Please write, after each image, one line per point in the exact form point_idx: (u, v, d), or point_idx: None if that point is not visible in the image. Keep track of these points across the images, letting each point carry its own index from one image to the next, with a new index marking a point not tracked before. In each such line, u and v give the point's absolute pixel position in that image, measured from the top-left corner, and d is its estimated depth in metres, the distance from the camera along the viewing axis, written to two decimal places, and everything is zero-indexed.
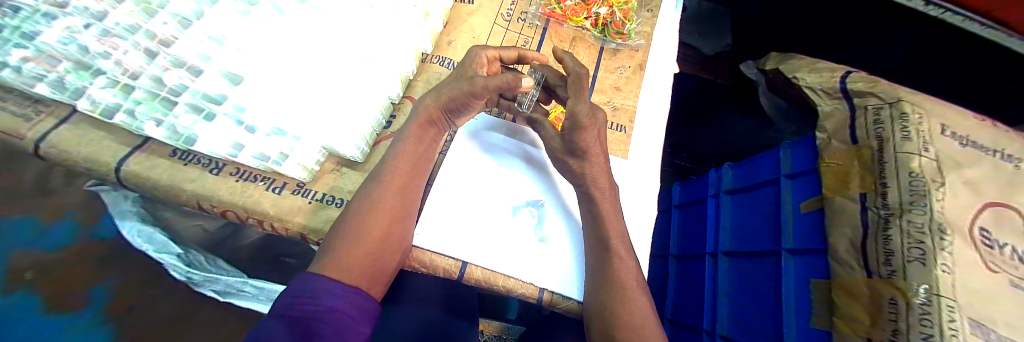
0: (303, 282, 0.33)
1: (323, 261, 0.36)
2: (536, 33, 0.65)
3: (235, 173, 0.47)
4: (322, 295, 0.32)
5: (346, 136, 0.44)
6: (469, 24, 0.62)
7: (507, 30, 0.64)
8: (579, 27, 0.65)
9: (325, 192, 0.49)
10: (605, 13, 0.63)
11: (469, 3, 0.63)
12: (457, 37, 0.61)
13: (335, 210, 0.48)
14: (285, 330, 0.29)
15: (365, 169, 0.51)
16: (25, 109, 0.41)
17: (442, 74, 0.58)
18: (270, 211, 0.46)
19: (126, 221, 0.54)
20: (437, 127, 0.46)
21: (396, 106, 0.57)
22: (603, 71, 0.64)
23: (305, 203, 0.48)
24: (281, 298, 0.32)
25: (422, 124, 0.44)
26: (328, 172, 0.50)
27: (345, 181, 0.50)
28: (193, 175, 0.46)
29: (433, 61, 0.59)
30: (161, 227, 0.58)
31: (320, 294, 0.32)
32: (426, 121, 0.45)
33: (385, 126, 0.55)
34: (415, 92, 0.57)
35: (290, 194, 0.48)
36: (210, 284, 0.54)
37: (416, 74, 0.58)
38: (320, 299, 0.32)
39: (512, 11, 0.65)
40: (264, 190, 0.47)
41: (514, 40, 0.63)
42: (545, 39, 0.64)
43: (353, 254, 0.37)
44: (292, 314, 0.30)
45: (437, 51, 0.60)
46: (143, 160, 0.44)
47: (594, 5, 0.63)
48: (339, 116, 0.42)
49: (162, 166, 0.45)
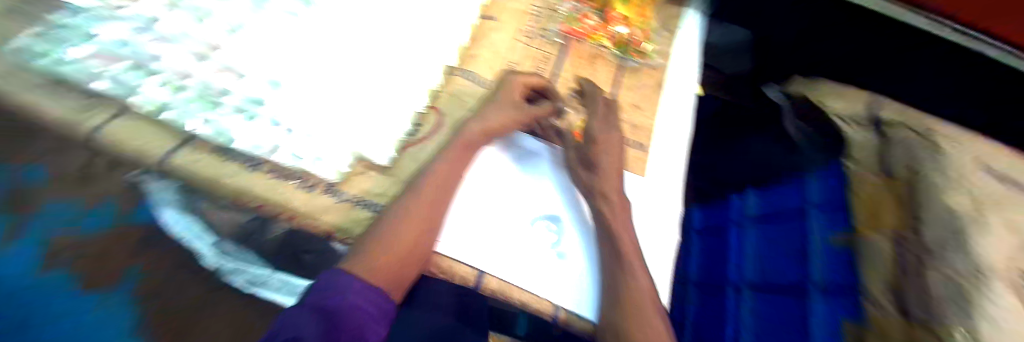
0: (326, 281, 0.34)
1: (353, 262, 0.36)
2: (556, 50, 0.64)
3: (247, 160, 0.38)
4: (346, 294, 0.33)
5: (377, 145, 0.45)
6: (491, 39, 0.60)
7: (529, 45, 0.63)
8: (598, 45, 0.66)
9: (356, 194, 0.42)
10: (625, 33, 0.66)
11: (492, 19, 0.64)
12: (480, 51, 0.59)
13: (367, 214, 0.42)
14: (309, 318, 0.30)
15: (395, 174, 0.45)
16: None
17: (467, 88, 0.54)
18: (296, 209, 0.39)
19: (167, 208, 0.56)
20: (472, 145, 0.47)
21: (420, 115, 0.50)
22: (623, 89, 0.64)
23: (333, 204, 0.41)
24: (308, 294, 0.33)
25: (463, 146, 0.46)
26: (360, 174, 0.43)
27: (380, 183, 0.44)
28: (195, 158, 0.36)
29: (457, 74, 0.55)
30: (198, 215, 0.58)
31: (346, 293, 0.33)
32: (462, 140, 0.46)
33: (410, 133, 0.49)
34: (441, 102, 0.52)
35: (318, 194, 0.40)
36: (239, 272, 0.59)
37: (442, 86, 0.54)
38: (341, 299, 0.32)
39: (535, 28, 0.66)
40: (294, 187, 0.39)
41: (535, 56, 0.63)
42: (566, 58, 0.64)
43: (375, 262, 0.37)
44: (316, 307, 0.31)
45: (461, 64, 0.57)
46: (122, 124, 0.35)
47: (613, 24, 0.67)
48: (366, 127, 0.45)
49: (148, 135, 0.36)
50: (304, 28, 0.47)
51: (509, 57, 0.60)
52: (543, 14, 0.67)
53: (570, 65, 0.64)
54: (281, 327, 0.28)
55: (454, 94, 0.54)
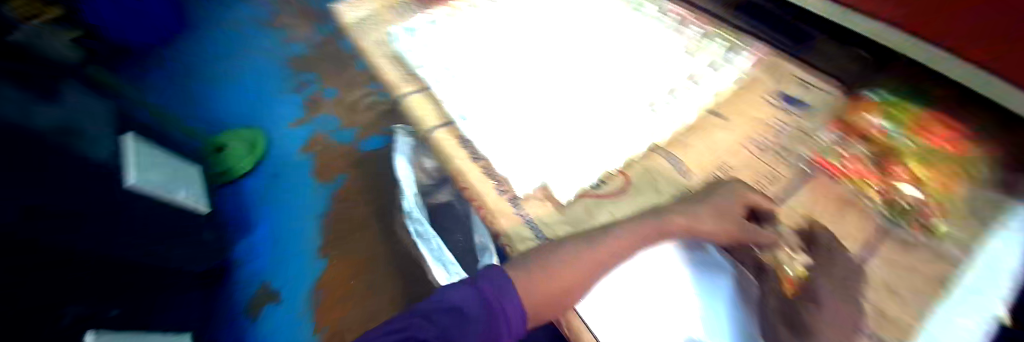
0: (498, 277, 0.38)
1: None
2: (792, 172, 0.44)
3: (474, 153, 0.49)
4: (508, 301, 0.36)
5: (569, 183, 0.44)
6: (708, 129, 0.49)
7: (757, 154, 0.46)
8: (864, 182, 0.40)
9: (535, 218, 0.43)
10: (936, 168, 0.37)
11: (721, 114, 0.50)
12: (695, 139, 0.48)
13: (532, 241, 0.42)
14: (475, 304, 0.35)
15: (577, 222, 0.43)
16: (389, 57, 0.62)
17: (663, 172, 0.45)
18: (488, 201, 0.45)
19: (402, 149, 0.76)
20: (665, 236, 0.38)
21: (611, 175, 0.45)
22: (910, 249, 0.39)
23: (511, 213, 0.44)
24: (483, 280, 0.38)
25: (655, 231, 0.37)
26: (540, 199, 0.45)
27: (551, 218, 0.43)
28: (449, 139, 0.51)
29: (658, 153, 0.47)
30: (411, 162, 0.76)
31: (508, 299, 0.36)
32: (658, 228, 0.38)
33: (596, 187, 0.45)
34: (633, 172, 0.46)
35: (504, 200, 0.45)
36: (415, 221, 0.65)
37: (641, 157, 0.47)
38: (505, 300, 0.36)
39: (773, 139, 0.47)
40: (491, 187, 0.46)
41: (762, 168, 0.45)
42: (807, 183, 0.42)
43: (533, 291, 0.36)
44: (484, 296, 0.36)
45: (670, 142, 0.48)
46: (419, 99, 0.55)
47: (923, 145, 0.38)
48: (564, 161, 0.46)
49: (430, 113, 0.53)
50: (552, 64, 0.56)
51: (722, 158, 0.46)
52: (787, 125, 0.48)
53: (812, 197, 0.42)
54: (457, 301, 0.36)
55: (648, 172, 0.45)
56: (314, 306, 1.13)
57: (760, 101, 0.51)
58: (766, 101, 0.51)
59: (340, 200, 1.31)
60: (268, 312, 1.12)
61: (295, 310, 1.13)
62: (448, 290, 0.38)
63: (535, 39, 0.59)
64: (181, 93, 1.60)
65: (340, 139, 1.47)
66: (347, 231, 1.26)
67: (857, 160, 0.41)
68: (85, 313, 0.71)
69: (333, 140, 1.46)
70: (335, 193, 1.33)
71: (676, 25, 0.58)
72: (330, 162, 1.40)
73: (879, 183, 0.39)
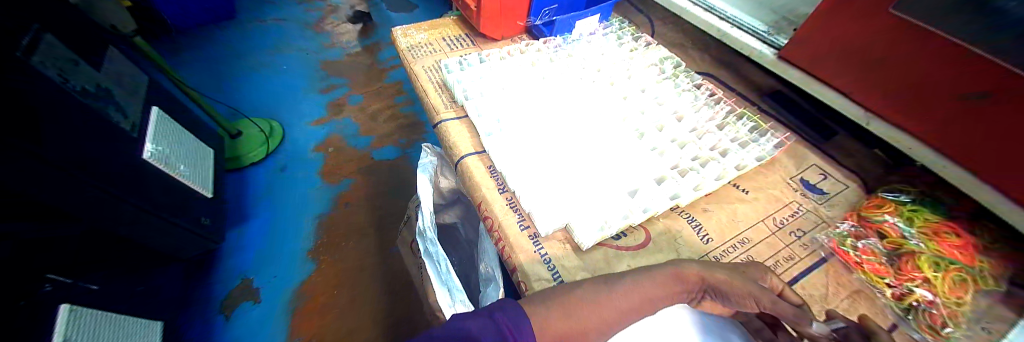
0: (514, 311, 0.31)
1: (531, 307, 0.33)
2: (806, 255, 0.47)
3: (502, 186, 0.53)
4: (522, 336, 0.29)
5: (591, 229, 0.45)
6: (729, 201, 0.52)
7: (772, 231, 0.49)
8: (903, 282, 0.41)
9: (552, 257, 0.45)
10: (955, 267, 0.41)
11: (741, 190, 0.54)
12: (716, 208, 0.51)
13: (548, 281, 0.43)
14: (493, 336, 0.28)
15: (593, 268, 0.44)
16: (436, 82, 0.68)
17: (682, 233, 0.48)
18: (509, 235, 0.47)
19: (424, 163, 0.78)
20: (685, 289, 0.37)
21: (630, 228, 0.49)
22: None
23: (531, 251, 0.46)
24: (497, 311, 0.31)
25: (675, 280, 0.37)
26: (559, 240, 0.47)
27: (569, 259, 0.45)
28: (479, 166, 0.55)
29: (678, 216, 0.51)
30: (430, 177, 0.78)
31: (522, 335, 0.29)
32: (677, 276, 0.37)
33: (615, 237, 0.48)
34: (653, 229, 0.49)
35: (527, 235, 0.47)
36: (428, 243, 0.65)
37: (662, 216, 0.50)
38: (521, 335, 0.29)
39: (789, 221, 0.51)
40: (514, 220, 0.49)
41: (776, 246, 0.48)
42: (818, 269, 0.46)
43: (551, 327, 0.31)
44: (500, 327, 0.29)
45: (688, 206, 0.52)
46: (457, 126, 0.60)
47: (936, 250, 0.42)
48: (589, 204, 0.47)
49: (466, 140, 0.58)
50: (586, 114, 0.60)
51: (742, 231, 0.49)
52: (808, 212, 0.52)
53: (823, 281, 0.44)
54: (468, 332, 0.27)
55: (671, 232, 0.49)
56: (292, 312, 1.08)
57: (784, 186, 0.55)
58: (791, 187, 0.54)
59: (342, 205, 1.31)
60: (243, 311, 1.06)
61: (271, 313, 1.07)
62: (454, 320, 0.29)
63: (575, 91, 0.63)
64: (212, 74, 1.66)
65: (355, 145, 1.49)
66: (342, 237, 1.24)
67: (877, 257, 0.44)
68: (67, 282, 0.68)
69: (347, 144, 1.49)
70: (338, 197, 1.33)
71: (706, 99, 0.63)
72: (339, 165, 1.42)
73: (891, 280, 0.42)
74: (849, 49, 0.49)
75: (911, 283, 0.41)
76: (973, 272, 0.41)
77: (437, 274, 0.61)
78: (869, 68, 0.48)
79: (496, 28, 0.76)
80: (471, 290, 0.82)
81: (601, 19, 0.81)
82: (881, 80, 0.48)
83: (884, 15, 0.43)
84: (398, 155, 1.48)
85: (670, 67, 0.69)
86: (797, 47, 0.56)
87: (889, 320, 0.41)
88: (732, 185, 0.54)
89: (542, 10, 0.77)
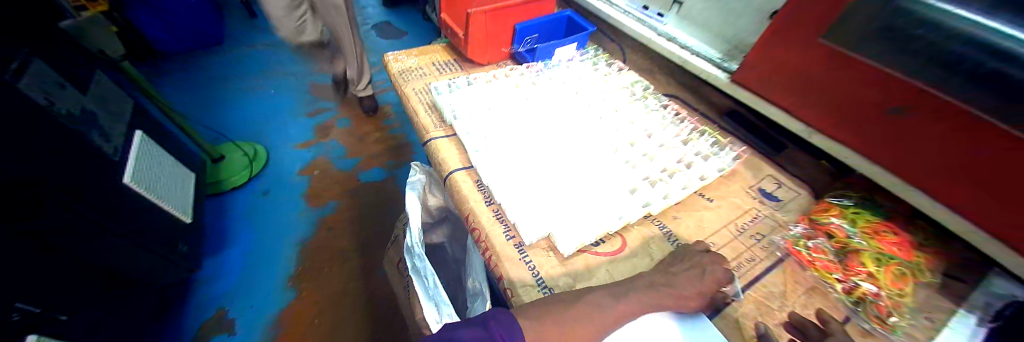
0: (508, 322, 0.35)
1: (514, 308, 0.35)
2: (766, 257, 0.51)
3: (488, 198, 0.56)
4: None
5: (571, 236, 0.48)
6: (697, 210, 0.57)
7: (737, 237, 0.54)
8: (851, 277, 0.46)
9: (536, 263, 0.48)
10: (894, 261, 0.46)
11: (706, 198, 0.59)
12: (685, 216, 0.56)
13: (532, 287, 0.45)
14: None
15: (574, 274, 0.47)
16: (424, 103, 0.72)
17: (656, 240, 0.52)
18: (495, 244, 0.50)
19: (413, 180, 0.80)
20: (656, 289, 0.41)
21: (608, 235, 0.52)
22: (856, 336, 0.44)
23: (516, 258, 0.48)
24: (492, 322, 0.34)
25: None
26: (542, 248, 0.50)
27: (552, 265, 0.48)
28: (467, 180, 0.58)
29: (652, 224, 0.55)
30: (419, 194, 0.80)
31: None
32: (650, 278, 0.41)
33: (593, 244, 0.51)
34: (629, 235, 0.53)
35: (512, 244, 0.50)
36: (417, 259, 0.66)
37: (636, 223, 0.54)
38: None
39: (751, 226, 0.56)
40: (500, 230, 0.52)
41: (740, 249, 0.52)
42: (777, 269, 0.50)
43: None
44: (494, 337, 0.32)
45: (660, 215, 0.56)
46: (446, 143, 0.64)
47: (880, 246, 0.47)
48: (570, 214, 0.51)
49: (454, 157, 0.62)
50: (566, 131, 0.65)
51: (709, 237, 0.53)
52: (766, 217, 0.57)
53: (782, 281, 0.49)
54: (461, 340, 0.31)
55: (644, 238, 0.52)
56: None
57: (744, 194, 0.60)
58: (750, 195, 0.60)
59: (327, 227, 1.30)
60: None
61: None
62: (448, 330, 0.32)
63: (557, 110, 0.69)
64: (197, 98, 1.65)
65: (342, 167, 1.50)
66: (327, 260, 1.22)
67: (826, 255, 0.49)
68: (33, 312, 0.65)
69: (333, 166, 1.49)
70: (323, 219, 1.32)
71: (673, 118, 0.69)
72: (326, 188, 1.42)
73: (840, 275, 0.47)
74: (790, 74, 0.57)
75: (857, 277, 0.46)
76: (909, 265, 0.47)
77: (426, 288, 0.62)
78: (803, 88, 0.56)
79: (482, 54, 0.83)
80: (458, 307, 0.82)
81: (579, 47, 0.88)
82: (814, 100, 0.56)
83: (819, 46, 0.51)
84: (385, 176, 1.49)
85: (640, 90, 0.76)
86: (748, 71, 0.64)
87: (842, 312, 0.46)
88: (699, 195, 0.60)
89: (525, 39, 0.84)
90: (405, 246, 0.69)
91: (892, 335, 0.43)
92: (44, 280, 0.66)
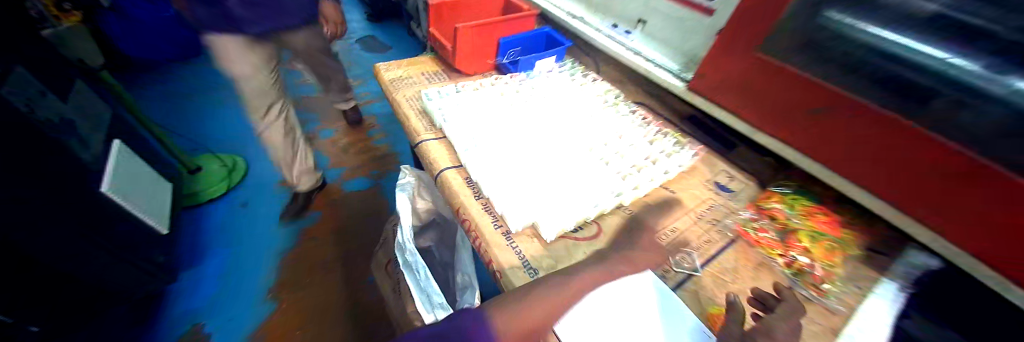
0: (474, 315, 0.40)
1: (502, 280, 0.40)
2: (721, 239, 0.59)
3: (478, 193, 0.61)
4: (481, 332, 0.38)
5: (553, 223, 0.54)
6: (662, 201, 0.64)
7: (697, 223, 0.61)
8: (789, 252, 0.54)
9: (522, 249, 0.53)
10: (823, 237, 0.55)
11: (669, 190, 0.67)
12: (652, 206, 0.63)
13: (518, 268, 0.50)
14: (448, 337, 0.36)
15: (555, 257, 0.52)
16: (414, 109, 0.77)
17: (627, 226, 0.59)
18: (484, 232, 0.55)
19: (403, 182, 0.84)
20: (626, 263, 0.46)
21: (585, 223, 0.59)
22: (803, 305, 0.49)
23: (503, 244, 0.54)
24: (456, 317, 0.39)
25: None
26: (527, 235, 0.55)
27: (536, 250, 0.53)
28: (457, 177, 0.63)
29: (623, 213, 0.61)
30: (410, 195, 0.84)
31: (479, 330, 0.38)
32: None
33: (573, 231, 0.57)
34: (604, 223, 0.59)
35: (500, 232, 0.55)
36: (407, 254, 0.69)
37: (610, 213, 0.61)
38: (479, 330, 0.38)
39: (708, 213, 0.63)
40: (488, 221, 0.57)
41: (698, 232, 0.59)
42: (729, 250, 0.57)
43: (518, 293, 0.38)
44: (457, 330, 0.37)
45: (631, 206, 0.63)
46: (437, 145, 0.69)
47: (810, 225, 0.56)
48: (552, 204, 0.57)
49: (445, 157, 0.67)
50: (547, 133, 0.72)
51: (672, 223, 0.60)
52: (720, 206, 0.65)
53: (734, 259, 0.56)
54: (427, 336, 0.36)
55: (617, 226, 0.59)
56: None
57: (702, 187, 0.68)
58: (707, 187, 0.68)
59: (312, 236, 1.29)
60: None
61: None
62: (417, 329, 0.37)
63: (539, 115, 0.76)
64: (174, 109, 1.62)
65: (327, 176, 1.51)
66: (311, 268, 1.21)
67: (769, 234, 0.58)
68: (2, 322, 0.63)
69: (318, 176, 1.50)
70: (308, 228, 1.31)
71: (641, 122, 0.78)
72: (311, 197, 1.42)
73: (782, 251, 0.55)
74: (734, 83, 0.67)
75: (795, 251, 0.54)
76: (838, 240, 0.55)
77: (417, 281, 0.66)
78: (745, 94, 0.66)
79: (468, 64, 0.89)
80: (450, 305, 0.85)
81: (557, 60, 0.97)
82: (754, 105, 0.65)
83: (754, 59, 0.61)
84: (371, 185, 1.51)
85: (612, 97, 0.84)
86: (701, 80, 0.73)
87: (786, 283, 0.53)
88: (663, 188, 0.67)
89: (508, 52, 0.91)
90: (397, 241, 0.72)
91: (827, 300, 0.49)
92: (17, 289, 0.65)
